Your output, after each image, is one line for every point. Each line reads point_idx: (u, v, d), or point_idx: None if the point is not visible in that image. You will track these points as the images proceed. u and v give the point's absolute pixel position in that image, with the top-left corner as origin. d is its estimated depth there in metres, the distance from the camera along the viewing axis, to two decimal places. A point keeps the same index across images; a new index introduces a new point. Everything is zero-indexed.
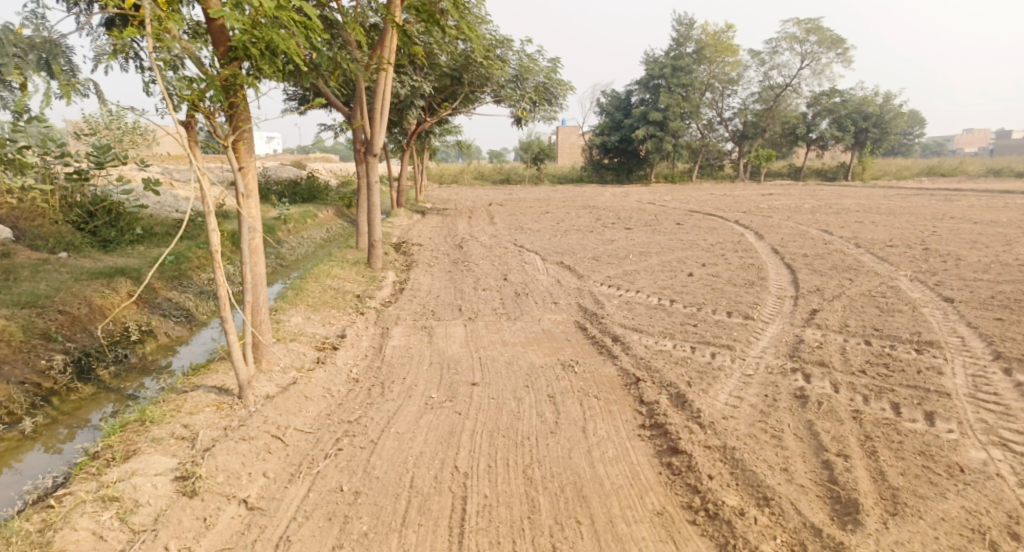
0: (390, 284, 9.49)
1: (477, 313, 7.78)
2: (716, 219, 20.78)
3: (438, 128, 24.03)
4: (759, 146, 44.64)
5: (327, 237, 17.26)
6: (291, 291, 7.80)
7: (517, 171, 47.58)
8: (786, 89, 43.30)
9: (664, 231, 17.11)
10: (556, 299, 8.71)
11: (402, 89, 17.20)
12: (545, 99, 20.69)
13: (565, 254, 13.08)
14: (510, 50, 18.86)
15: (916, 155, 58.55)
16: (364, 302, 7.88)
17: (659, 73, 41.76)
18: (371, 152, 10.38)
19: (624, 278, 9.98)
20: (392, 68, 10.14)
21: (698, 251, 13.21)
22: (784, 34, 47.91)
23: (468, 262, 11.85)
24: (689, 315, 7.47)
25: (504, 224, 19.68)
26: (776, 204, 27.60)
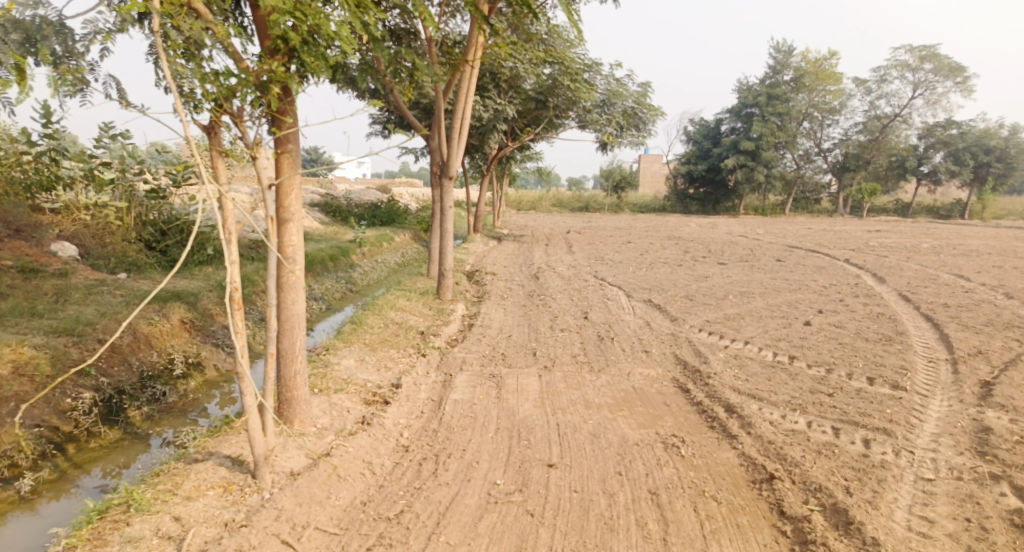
0: (459, 318, 8.60)
1: (556, 360, 6.68)
2: (822, 257, 18.68)
3: (519, 153, 23.40)
4: (863, 178, 41.19)
5: (402, 261, 16.84)
6: (350, 325, 7.04)
7: (596, 200, 46.37)
8: (895, 118, 39.87)
9: (763, 269, 15.39)
10: (647, 347, 7.46)
11: (483, 113, 16.63)
12: (632, 124, 19.56)
13: (653, 291, 11.78)
14: (597, 73, 17.94)
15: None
16: (428, 339, 6.99)
17: (753, 101, 39.57)
18: (447, 173, 9.54)
19: (727, 326, 8.57)
20: (475, 67, 9.18)
21: (809, 294, 11.50)
22: (894, 61, 44.43)
23: (545, 296, 10.83)
24: (819, 380, 6.03)
25: (584, 254, 18.59)
26: (886, 243, 24.89)
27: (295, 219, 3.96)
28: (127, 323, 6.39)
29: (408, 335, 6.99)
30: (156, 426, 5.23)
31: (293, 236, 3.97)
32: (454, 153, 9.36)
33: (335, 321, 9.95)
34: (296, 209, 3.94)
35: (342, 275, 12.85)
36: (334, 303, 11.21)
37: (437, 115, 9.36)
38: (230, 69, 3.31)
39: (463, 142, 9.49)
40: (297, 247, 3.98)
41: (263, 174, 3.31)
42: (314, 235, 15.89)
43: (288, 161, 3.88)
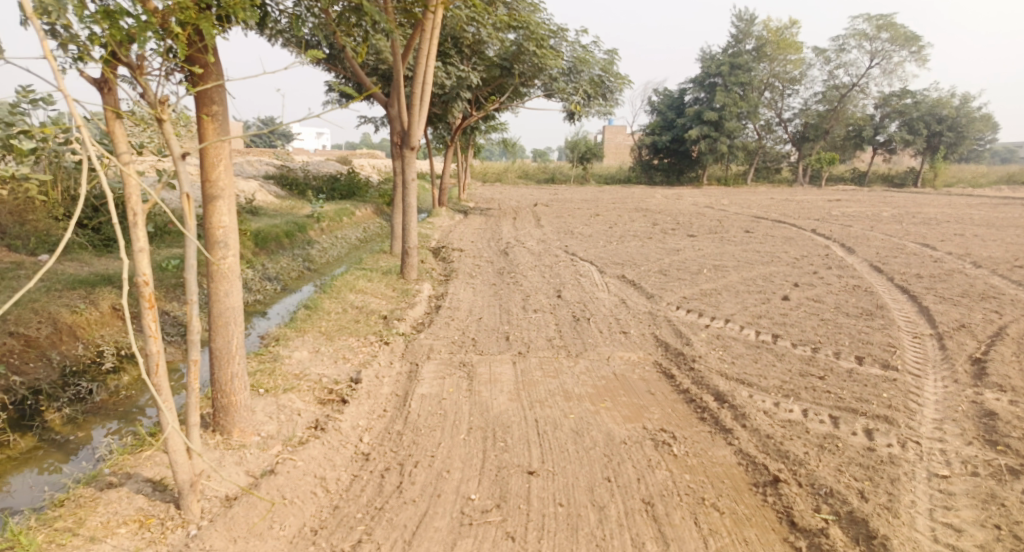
0: (424, 299, 8.02)
1: (530, 345, 6.20)
2: (789, 228, 18.65)
3: (483, 123, 22.61)
4: (823, 148, 41.65)
5: (364, 237, 16.05)
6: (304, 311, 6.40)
7: (562, 171, 45.82)
8: (853, 88, 40.26)
9: (733, 240, 15.19)
10: (625, 327, 7.05)
11: (445, 80, 15.78)
12: (600, 93, 18.97)
13: (625, 265, 11.39)
14: (563, 39, 17.23)
15: (987, 162, 55.24)
16: (391, 325, 6.41)
17: (717, 71, 39.31)
18: (407, 142, 8.81)
19: (705, 302, 8.23)
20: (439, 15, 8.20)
21: (782, 267, 11.29)
22: (854, 31, 44.75)
23: (514, 273, 10.32)
24: (807, 362, 5.71)
25: (552, 227, 18.12)
26: (848, 212, 25.16)
27: (226, 195, 3.32)
28: (46, 313, 5.48)
29: (368, 320, 6.40)
30: (79, 430, 4.53)
31: (224, 215, 3.32)
32: (415, 121, 8.64)
33: (290, 304, 9.25)
34: (226, 184, 3.30)
35: (298, 253, 12.05)
36: (290, 283, 10.46)
37: (395, 80, 8.62)
38: (129, 7, 2.62)
39: (426, 110, 8.78)
40: (230, 229, 3.33)
41: (174, 141, 2.64)
42: (268, 209, 14.93)
43: (214, 128, 3.24)
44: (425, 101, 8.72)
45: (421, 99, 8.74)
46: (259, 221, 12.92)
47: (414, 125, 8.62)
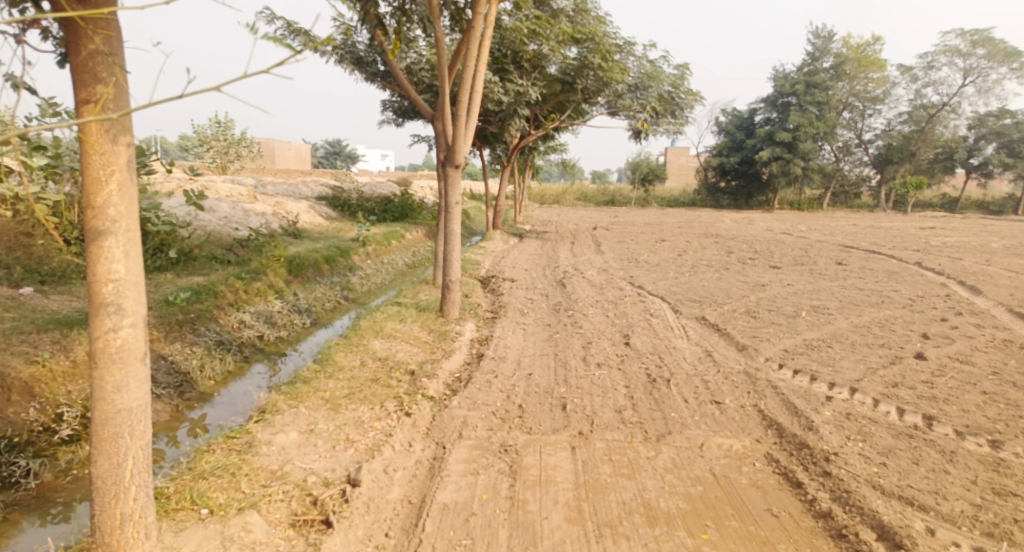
0: (466, 345, 6.71)
1: (595, 422, 4.73)
2: (887, 260, 16.40)
3: (542, 143, 21.45)
4: (908, 171, 38.23)
5: (412, 262, 15.06)
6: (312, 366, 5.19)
7: (623, 193, 44.13)
8: (943, 107, 36.88)
9: (825, 275, 13.20)
10: (717, 395, 5.47)
11: (502, 97, 14.69)
12: (669, 111, 17.43)
13: (704, 304, 9.77)
14: (630, 53, 15.88)
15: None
16: (419, 385, 5.10)
17: (790, 90, 36.88)
18: (451, 161, 7.53)
19: (816, 361, 6.53)
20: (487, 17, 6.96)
21: (897, 312, 9.34)
22: (944, 47, 41.25)
23: (573, 311, 8.91)
24: (994, 467, 4.01)
25: (615, 254, 16.59)
26: (951, 242, 22.37)
27: (121, 229, 2.12)
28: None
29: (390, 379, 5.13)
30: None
31: (118, 261, 2.12)
32: (459, 136, 7.38)
33: (317, 343, 8.13)
34: (121, 212, 2.11)
35: (337, 280, 11.02)
36: (322, 316, 9.38)
37: (441, 93, 7.45)
38: None
39: (474, 128, 7.54)
40: (126, 282, 2.14)
41: None
42: (312, 232, 14.12)
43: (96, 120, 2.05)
44: (473, 117, 7.49)
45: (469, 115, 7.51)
46: (299, 245, 12.04)
47: (459, 141, 7.36)
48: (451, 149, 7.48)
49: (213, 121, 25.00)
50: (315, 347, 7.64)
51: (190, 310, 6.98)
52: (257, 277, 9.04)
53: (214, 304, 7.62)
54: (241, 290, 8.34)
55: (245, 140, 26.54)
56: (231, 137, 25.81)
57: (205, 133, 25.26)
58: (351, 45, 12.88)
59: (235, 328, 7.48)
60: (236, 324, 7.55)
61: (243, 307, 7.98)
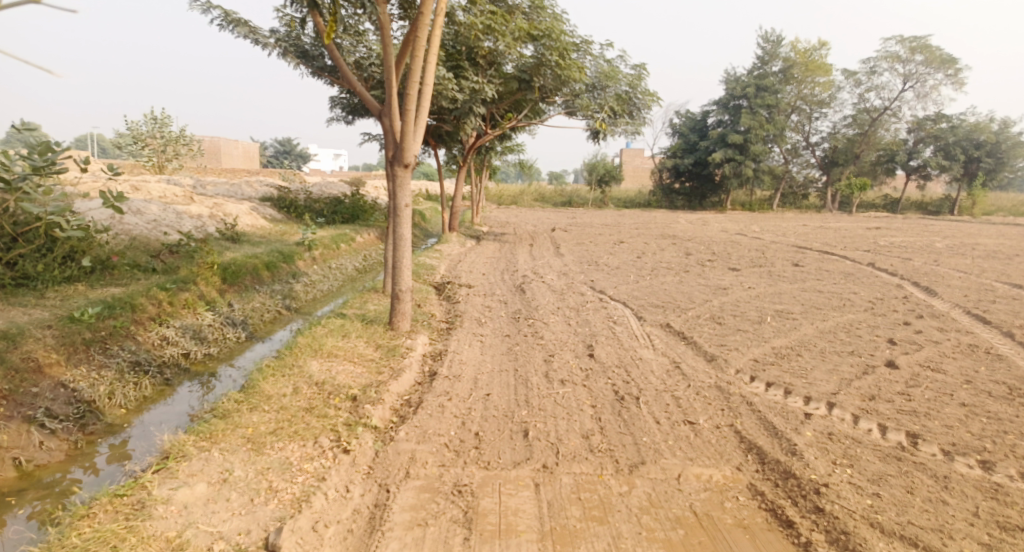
0: (417, 361, 6.11)
1: (559, 451, 4.23)
2: (841, 261, 16.58)
3: (498, 143, 20.95)
4: (853, 174, 39.44)
5: (363, 266, 14.31)
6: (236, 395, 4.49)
7: (579, 194, 44.06)
8: (885, 112, 38.11)
9: (783, 277, 13.11)
10: (690, 415, 5.05)
11: (456, 94, 14.10)
12: (627, 111, 17.17)
13: (668, 309, 9.45)
14: (587, 52, 15.55)
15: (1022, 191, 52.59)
16: (359, 413, 4.49)
17: (741, 93, 37.46)
18: (399, 160, 6.86)
19: (788, 373, 6.22)
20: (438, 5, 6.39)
21: (860, 316, 9.22)
22: (885, 54, 42.83)
23: (533, 319, 8.41)
24: (992, 494, 3.71)
25: (574, 256, 16.23)
26: (897, 242, 22.98)
27: None
28: None
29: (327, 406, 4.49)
30: None
31: None
32: (409, 133, 6.73)
33: (253, 359, 7.37)
34: None
35: (279, 288, 10.21)
36: (260, 328, 8.59)
37: (388, 87, 6.81)
38: None
39: (424, 126, 6.94)
40: None
41: None
42: (254, 236, 13.19)
43: None
44: (423, 114, 6.89)
45: (418, 113, 6.91)
46: (237, 250, 11.15)
47: (408, 138, 6.71)
48: (400, 147, 6.81)
49: (149, 117, 23.63)
50: (249, 364, 6.91)
51: (100, 327, 6.07)
52: (186, 287, 8.19)
53: (131, 319, 6.72)
54: (166, 302, 7.50)
55: (184, 137, 25.17)
56: (169, 135, 24.43)
57: (139, 129, 23.71)
58: (296, 37, 12.09)
59: (156, 345, 6.66)
60: (158, 341, 6.71)
61: (167, 321, 7.14)
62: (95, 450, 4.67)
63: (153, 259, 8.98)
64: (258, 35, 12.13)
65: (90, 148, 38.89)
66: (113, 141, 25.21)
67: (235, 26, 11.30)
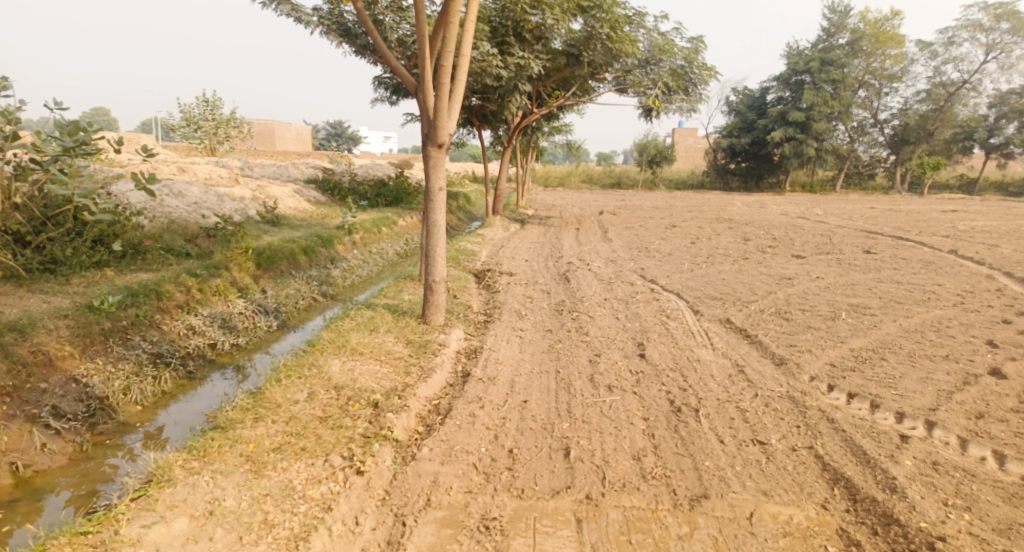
0: (449, 360, 5.58)
1: (605, 478, 3.62)
2: (917, 249, 15.15)
3: (545, 123, 20.17)
4: (924, 152, 36.67)
5: (403, 251, 13.93)
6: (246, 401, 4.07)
7: (629, 175, 42.71)
8: (963, 85, 35.06)
9: (854, 267, 11.97)
10: (760, 433, 4.34)
11: (500, 71, 13.40)
12: (682, 87, 16.07)
13: (726, 302, 8.62)
14: (639, 25, 14.58)
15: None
16: (377, 424, 3.99)
17: (804, 67, 35.19)
18: (432, 139, 6.26)
19: (874, 381, 5.39)
20: None
21: (949, 313, 8.15)
22: (965, 22, 39.37)
23: (578, 312, 7.75)
24: None
25: (623, 241, 15.42)
26: (978, 227, 21.04)
27: None
28: None
29: (344, 415, 4.03)
30: None
31: None
32: (443, 110, 6.12)
33: (282, 351, 7.03)
34: None
35: (315, 274, 9.88)
36: (294, 317, 8.27)
37: (421, 60, 6.18)
38: None
39: (459, 103, 6.35)
40: None
41: None
42: (294, 219, 12.98)
43: None
44: (459, 89, 6.28)
45: (454, 89, 6.31)
46: (275, 234, 10.89)
47: (441, 116, 6.10)
48: (433, 125, 6.21)
49: (200, 99, 23.58)
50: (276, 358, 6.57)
51: (120, 317, 5.81)
52: (217, 273, 7.92)
53: (156, 308, 6.47)
54: (195, 289, 7.24)
55: (234, 119, 25.13)
56: (219, 117, 24.47)
57: (192, 112, 24.01)
58: (338, 15, 11.67)
59: (181, 336, 6.38)
60: (184, 331, 6.44)
61: (195, 309, 6.87)
62: (106, 453, 4.39)
63: (188, 245, 8.77)
64: (300, 13, 11.73)
65: (152, 132, 40.18)
66: (167, 124, 25.67)
67: (278, 3, 10.89)
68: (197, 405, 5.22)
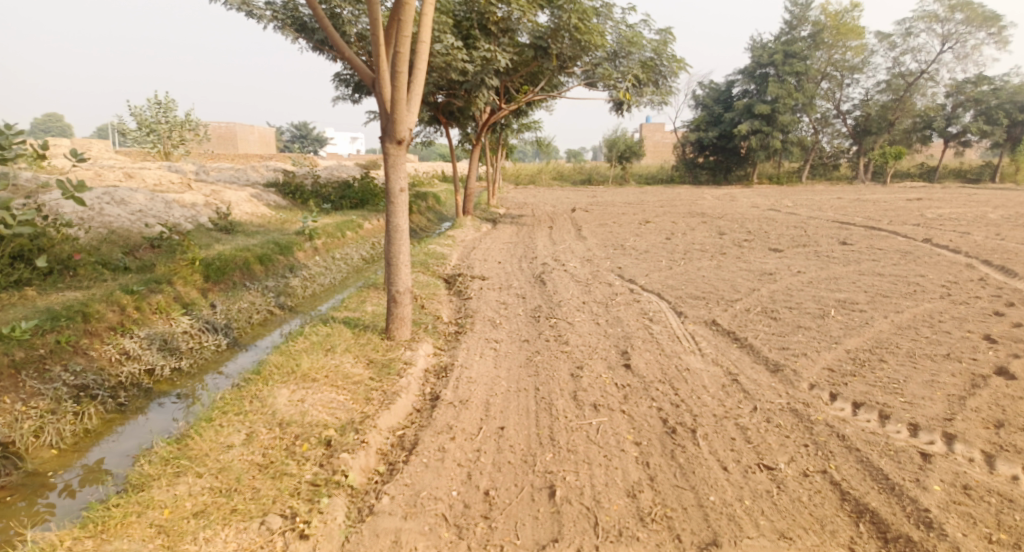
0: (416, 381, 5.00)
1: (597, 527, 3.10)
2: (892, 238, 15.00)
3: (514, 119, 19.62)
4: (886, 142, 37.18)
5: (370, 255, 13.25)
6: (167, 452, 3.40)
7: (599, 171, 42.50)
8: (921, 76, 35.63)
9: (833, 259, 11.71)
10: (766, 456, 3.88)
11: (466, 65, 12.79)
12: (652, 79, 15.66)
13: (711, 301, 8.21)
14: (607, 17, 14.15)
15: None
16: (328, 469, 3.40)
17: (769, 61, 35.32)
18: (390, 135, 5.63)
19: (878, 387, 5.00)
20: None
21: (938, 306, 7.85)
22: (922, 14, 40.04)
23: (557, 318, 7.22)
24: None
25: (598, 239, 14.98)
26: (946, 215, 21.16)
27: None
28: None
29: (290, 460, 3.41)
30: None
31: None
32: (401, 102, 5.51)
33: (232, 374, 6.33)
34: None
35: (271, 284, 9.14)
36: (247, 333, 7.57)
37: (374, 47, 5.55)
38: None
39: (419, 95, 5.74)
40: None
41: None
42: (250, 225, 12.20)
43: None
44: (418, 79, 5.67)
45: (413, 80, 5.70)
46: (227, 243, 10.12)
47: (399, 108, 5.49)
48: (390, 118, 5.58)
49: (151, 102, 22.53)
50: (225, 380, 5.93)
51: (36, 345, 5.08)
52: (158, 289, 7.14)
53: (82, 332, 5.69)
54: (133, 308, 6.51)
55: (189, 122, 23.98)
56: (173, 120, 23.31)
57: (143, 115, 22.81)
58: (293, 8, 11.00)
59: (113, 362, 5.65)
60: (116, 357, 5.70)
61: (130, 331, 6.13)
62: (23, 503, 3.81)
63: (128, 259, 8.00)
64: (251, 7, 10.97)
65: (105, 138, 38.40)
66: (117, 128, 24.34)
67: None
68: (129, 444, 4.55)
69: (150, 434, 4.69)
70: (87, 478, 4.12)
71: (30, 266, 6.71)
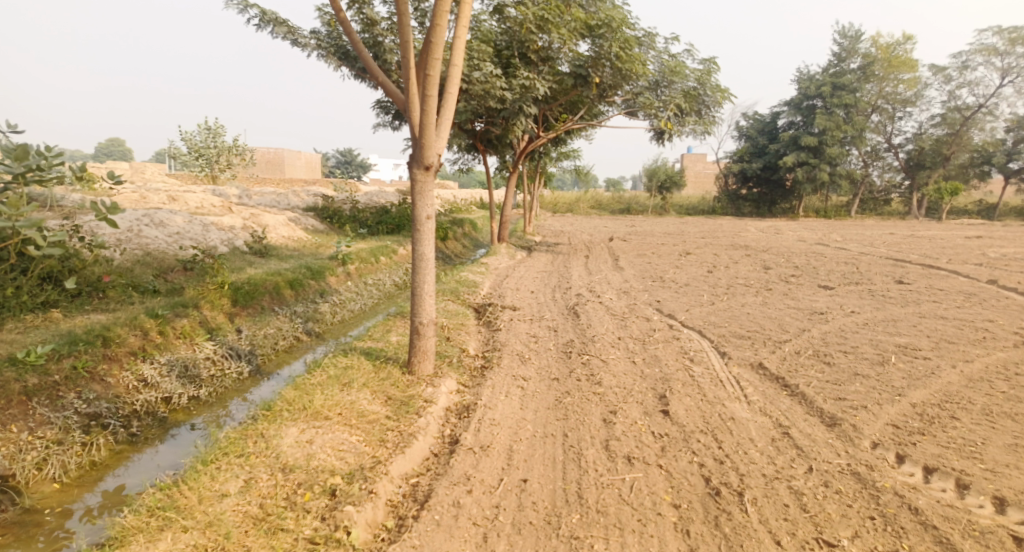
0: (436, 421, 4.68)
1: None
2: (953, 279, 14.03)
3: (552, 148, 19.46)
4: (941, 177, 35.59)
5: (402, 282, 13.10)
6: (158, 500, 3.16)
7: (638, 201, 42.00)
8: (979, 109, 34.12)
9: (889, 299, 10.94)
10: (825, 530, 3.39)
11: (505, 93, 12.69)
12: (695, 109, 15.28)
13: (756, 343, 7.66)
14: (649, 46, 13.92)
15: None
16: (327, 527, 3.09)
17: (816, 93, 34.49)
18: (418, 160, 5.44)
19: (952, 449, 4.41)
20: None
21: (1014, 356, 7.11)
22: (979, 46, 38.59)
23: (589, 355, 6.82)
24: None
25: (636, 270, 14.49)
26: (1011, 255, 19.84)
27: None
28: None
29: (288, 515, 3.15)
30: None
31: None
32: (430, 127, 5.30)
33: (254, 402, 6.18)
34: None
35: (300, 309, 9.01)
36: (271, 359, 7.41)
37: (405, 71, 5.39)
38: None
39: (449, 120, 5.54)
40: None
41: None
42: (285, 249, 12.24)
43: None
44: (449, 104, 5.48)
45: (443, 104, 5.50)
46: (260, 266, 10.09)
47: (428, 133, 5.28)
48: (417, 143, 5.38)
49: (202, 127, 23.30)
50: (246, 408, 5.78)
51: (51, 371, 5.02)
52: (184, 313, 7.07)
53: (100, 356, 5.61)
54: (156, 332, 6.43)
55: (237, 147, 24.70)
56: (222, 144, 24.03)
57: (194, 139, 23.59)
58: (337, 37, 11.15)
59: (130, 390, 5.53)
60: (133, 384, 5.59)
61: (151, 356, 6.02)
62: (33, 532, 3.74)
63: (161, 282, 8.01)
64: (297, 36, 11.15)
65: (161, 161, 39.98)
66: (169, 151, 25.28)
67: (274, 26, 10.30)
68: (135, 480, 4.37)
69: (155, 471, 4.48)
70: (99, 508, 4.04)
71: (58, 286, 6.79)
